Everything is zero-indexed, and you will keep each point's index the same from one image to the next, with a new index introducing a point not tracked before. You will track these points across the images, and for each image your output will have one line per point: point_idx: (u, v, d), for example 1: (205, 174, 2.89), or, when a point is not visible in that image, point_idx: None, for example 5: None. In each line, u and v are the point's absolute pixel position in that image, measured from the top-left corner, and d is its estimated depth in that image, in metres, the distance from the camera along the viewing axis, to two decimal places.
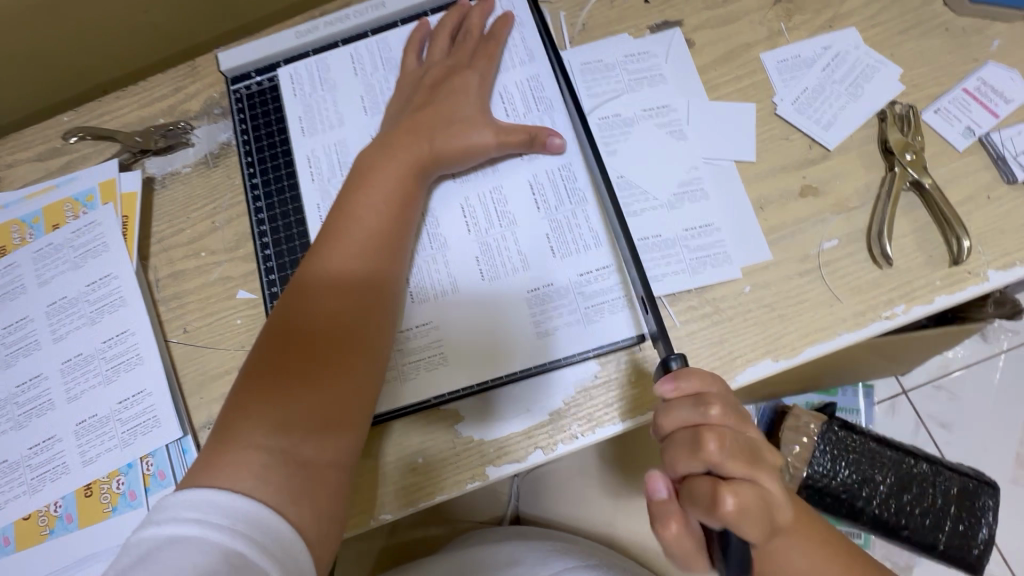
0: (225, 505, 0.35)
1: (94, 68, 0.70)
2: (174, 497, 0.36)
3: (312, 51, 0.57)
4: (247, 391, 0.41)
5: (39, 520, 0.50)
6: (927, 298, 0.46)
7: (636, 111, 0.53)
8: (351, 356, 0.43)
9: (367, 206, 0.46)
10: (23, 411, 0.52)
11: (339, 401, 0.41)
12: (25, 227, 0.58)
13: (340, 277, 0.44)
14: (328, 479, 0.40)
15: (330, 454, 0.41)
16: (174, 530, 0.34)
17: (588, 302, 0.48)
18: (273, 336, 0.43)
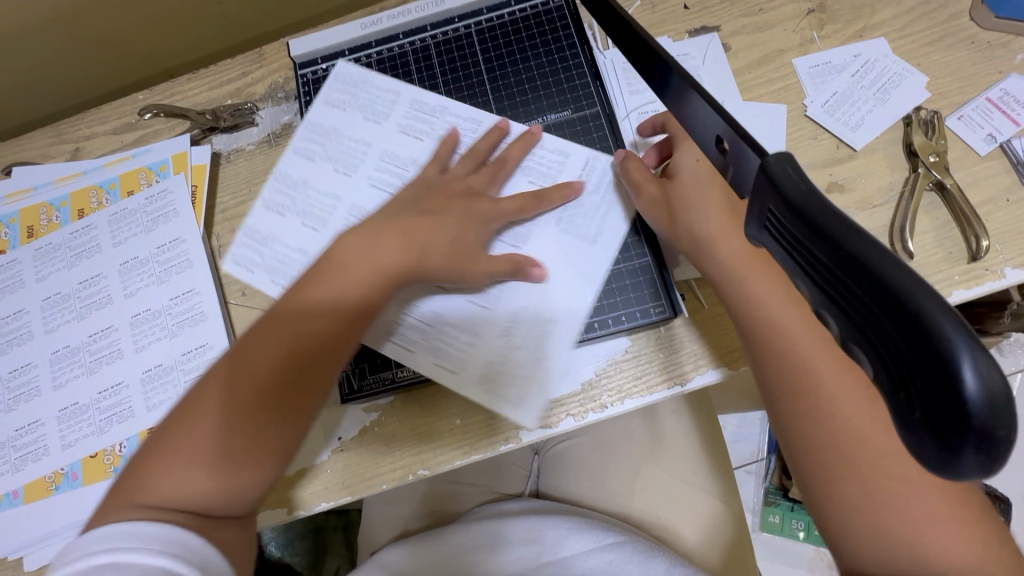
0: (150, 534, 0.35)
1: (166, 53, 0.76)
2: (82, 537, 0.36)
3: (374, 42, 0.62)
4: (184, 424, 0.40)
5: (104, 458, 0.54)
6: (945, 291, 0.49)
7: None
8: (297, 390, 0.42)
9: (345, 266, 0.47)
10: (94, 358, 0.56)
11: (255, 451, 0.41)
12: (102, 193, 0.63)
13: (304, 330, 0.44)
14: (231, 526, 0.41)
15: (237, 502, 0.41)
16: (89, 562, 0.34)
17: (624, 275, 0.51)
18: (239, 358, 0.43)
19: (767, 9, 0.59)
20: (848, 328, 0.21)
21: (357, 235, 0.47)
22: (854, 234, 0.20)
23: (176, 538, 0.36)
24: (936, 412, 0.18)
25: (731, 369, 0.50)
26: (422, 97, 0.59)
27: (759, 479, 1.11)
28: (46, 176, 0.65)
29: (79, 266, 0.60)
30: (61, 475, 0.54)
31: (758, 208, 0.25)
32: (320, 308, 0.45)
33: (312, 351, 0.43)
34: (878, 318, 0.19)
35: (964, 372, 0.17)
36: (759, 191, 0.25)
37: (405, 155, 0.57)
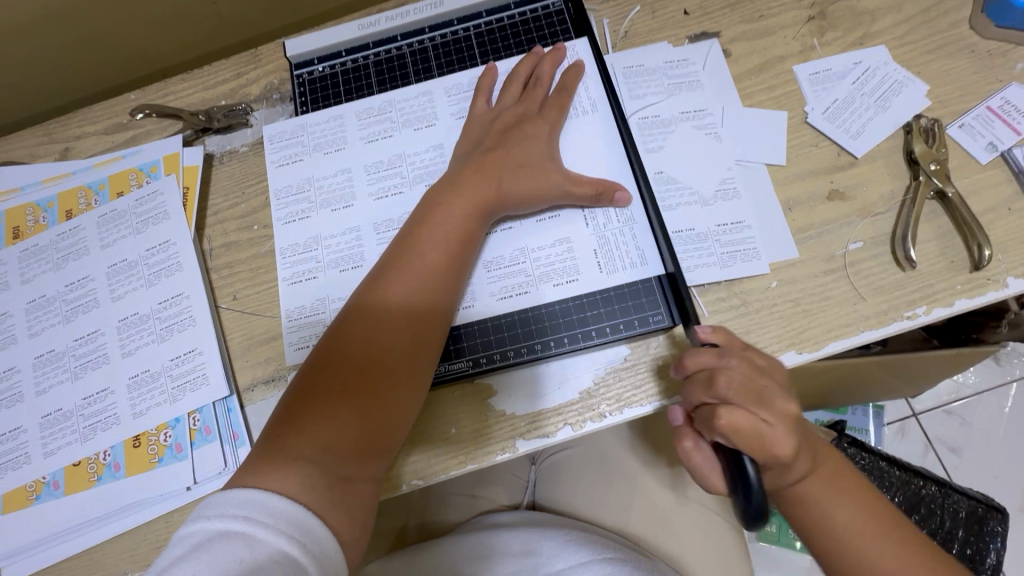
0: (270, 506, 0.36)
1: (160, 52, 0.75)
2: (223, 493, 0.37)
3: (372, 44, 0.62)
4: (315, 397, 0.42)
5: (88, 467, 0.52)
6: (948, 301, 0.48)
7: (670, 113, 0.56)
8: (394, 358, 0.44)
9: (430, 240, 0.48)
10: (79, 363, 0.55)
11: (378, 417, 0.43)
12: (91, 193, 0.61)
13: (406, 293, 0.46)
14: (362, 493, 0.42)
15: (368, 470, 0.42)
16: (226, 525, 0.35)
17: (625, 284, 0.51)
18: (339, 338, 0.45)
19: (767, 15, 0.58)
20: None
21: (442, 217, 0.49)
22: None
23: (301, 522, 0.36)
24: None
25: None
26: (362, 106, 0.59)
27: None
28: (34, 176, 0.63)
29: (66, 268, 0.58)
30: (43, 485, 0.52)
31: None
32: (422, 274, 0.47)
33: (417, 312, 0.46)
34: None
35: (752, 475, 0.39)
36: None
37: (394, 167, 0.56)
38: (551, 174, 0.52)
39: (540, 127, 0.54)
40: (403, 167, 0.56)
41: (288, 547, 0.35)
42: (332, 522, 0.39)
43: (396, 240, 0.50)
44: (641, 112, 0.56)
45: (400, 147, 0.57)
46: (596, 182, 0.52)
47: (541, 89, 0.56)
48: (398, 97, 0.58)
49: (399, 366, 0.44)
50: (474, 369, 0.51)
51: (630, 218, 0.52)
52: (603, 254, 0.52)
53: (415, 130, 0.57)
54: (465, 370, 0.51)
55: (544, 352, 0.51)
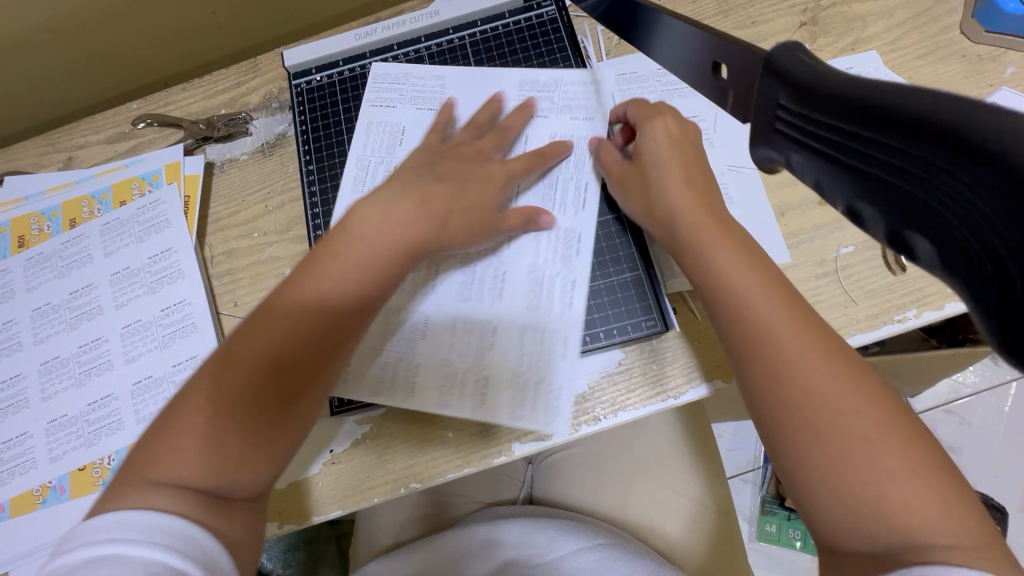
0: (137, 522, 0.33)
1: (163, 61, 0.76)
2: (86, 523, 0.34)
3: (368, 53, 0.62)
4: (199, 406, 0.38)
5: (93, 471, 0.53)
6: (939, 304, 0.49)
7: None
8: (307, 366, 0.41)
9: (365, 239, 0.45)
10: (83, 369, 0.56)
11: (275, 431, 0.39)
12: (94, 203, 0.62)
13: (315, 300, 0.42)
14: (242, 511, 0.39)
15: (250, 488, 0.39)
16: (114, 548, 0.32)
17: (623, 291, 0.52)
18: (250, 339, 0.41)
19: (760, 21, 0.59)
20: (879, 192, 0.25)
21: (384, 218, 0.47)
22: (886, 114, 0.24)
23: (178, 531, 0.33)
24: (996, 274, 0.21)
25: (726, 381, 0.50)
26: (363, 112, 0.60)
27: (754, 487, 1.11)
28: (38, 185, 0.65)
29: (70, 276, 0.59)
30: (49, 489, 0.53)
31: (769, 107, 0.31)
32: (342, 277, 0.43)
33: (323, 323, 0.42)
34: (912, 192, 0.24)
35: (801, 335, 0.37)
36: (766, 89, 0.31)
37: (392, 139, 0.59)
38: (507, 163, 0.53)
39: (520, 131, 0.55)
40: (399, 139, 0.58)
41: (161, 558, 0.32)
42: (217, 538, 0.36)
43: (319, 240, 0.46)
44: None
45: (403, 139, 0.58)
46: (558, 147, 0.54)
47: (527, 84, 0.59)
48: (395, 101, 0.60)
49: (305, 383, 0.41)
50: None
51: (605, 215, 0.54)
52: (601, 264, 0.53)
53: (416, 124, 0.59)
54: None
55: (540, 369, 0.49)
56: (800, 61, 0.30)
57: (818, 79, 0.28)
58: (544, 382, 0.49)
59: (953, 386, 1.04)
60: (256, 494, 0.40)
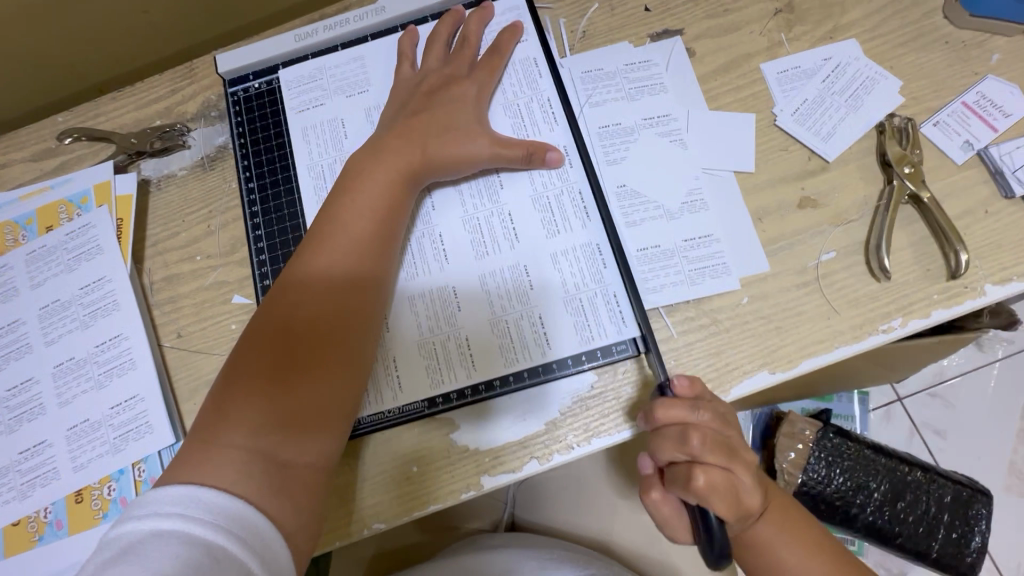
0: (206, 501, 0.34)
1: (93, 67, 0.70)
2: (156, 490, 0.35)
3: (311, 54, 0.58)
4: (244, 384, 0.40)
5: (28, 526, 0.49)
6: (924, 311, 0.46)
7: (634, 119, 0.53)
8: (324, 329, 0.42)
9: (356, 211, 0.46)
10: (13, 415, 0.51)
11: (306, 394, 0.40)
12: (19, 229, 0.57)
13: (330, 264, 0.44)
14: (307, 478, 0.39)
15: (307, 456, 0.40)
16: (157, 523, 0.33)
17: (599, 265, 0.49)
18: (260, 320, 0.42)
19: (732, 9, 0.55)
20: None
21: (367, 192, 0.47)
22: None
23: (240, 516, 0.35)
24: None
25: None
26: (306, 114, 0.56)
27: None
28: None
29: None
30: None
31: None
32: (346, 236, 0.45)
33: (342, 283, 0.44)
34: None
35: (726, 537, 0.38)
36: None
37: (335, 135, 0.55)
38: (476, 138, 0.50)
39: (472, 135, 0.50)
40: (342, 133, 0.55)
41: (224, 542, 0.33)
42: (270, 513, 0.36)
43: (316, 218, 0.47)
44: (601, 120, 0.53)
45: (343, 142, 0.55)
46: (525, 143, 0.50)
47: (467, 52, 0.54)
48: (331, 92, 0.56)
49: (330, 337, 0.42)
50: (431, 408, 0.48)
51: (571, 186, 0.51)
52: (573, 236, 0.49)
53: (357, 119, 0.55)
54: (421, 409, 0.48)
55: (519, 371, 0.48)
56: None
57: None
58: (543, 331, 0.48)
59: (937, 372, 1.04)
60: (316, 462, 0.40)
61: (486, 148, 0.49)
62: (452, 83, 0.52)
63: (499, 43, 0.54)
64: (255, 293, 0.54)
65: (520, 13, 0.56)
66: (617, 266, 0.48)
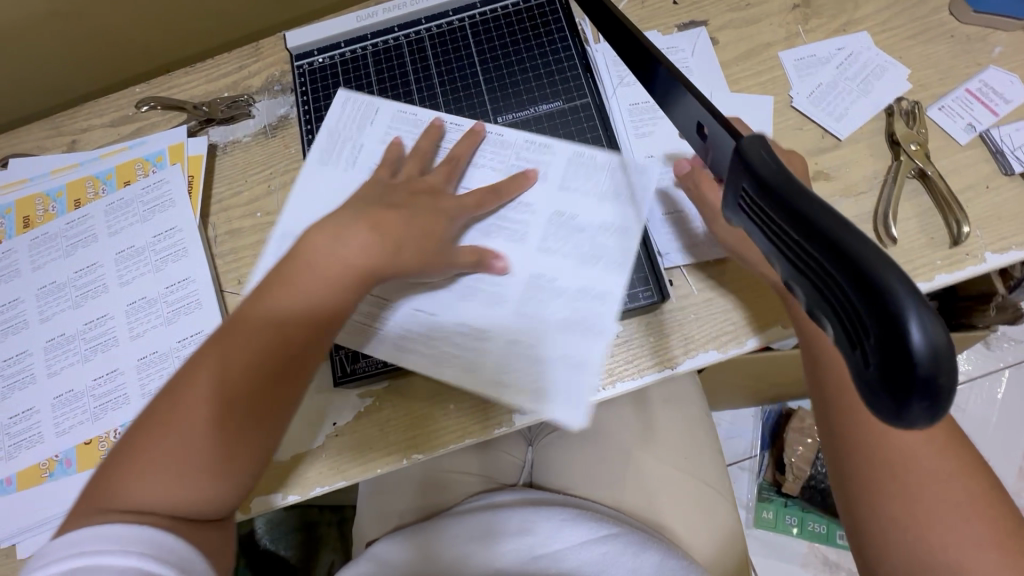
0: (109, 534, 0.35)
1: (165, 48, 0.77)
2: (58, 539, 0.35)
3: (369, 34, 0.64)
4: (148, 428, 0.40)
5: (98, 445, 0.54)
6: (928, 275, 0.50)
7: (638, 100, 0.59)
8: (257, 391, 0.41)
9: (314, 267, 0.44)
10: (89, 345, 0.57)
11: (236, 448, 0.41)
12: (99, 183, 0.63)
13: (285, 313, 0.43)
14: (208, 529, 0.41)
15: (220, 504, 0.41)
16: (74, 563, 0.34)
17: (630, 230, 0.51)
18: (218, 367, 0.41)
19: (753, 4, 0.60)
20: (791, 271, 0.23)
21: (339, 246, 0.45)
22: (810, 202, 0.22)
23: (153, 539, 0.36)
24: (891, 367, 0.19)
25: (721, 351, 0.51)
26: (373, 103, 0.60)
27: (752, 475, 1.13)
28: (43, 167, 0.65)
29: (75, 255, 0.60)
30: (55, 463, 0.54)
31: (733, 188, 0.26)
32: (300, 299, 0.43)
33: (290, 341, 0.43)
34: (824, 279, 0.21)
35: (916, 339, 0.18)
36: (734, 172, 0.26)
37: (364, 116, 0.60)
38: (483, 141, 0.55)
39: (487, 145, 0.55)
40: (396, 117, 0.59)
41: (145, 565, 0.35)
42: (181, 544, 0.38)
43: (279, 262, 0.46)
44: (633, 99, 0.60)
45: (397, 120, 0.59)
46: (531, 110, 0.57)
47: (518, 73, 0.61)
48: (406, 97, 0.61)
49: (254, 396, 0.41)
50: None
51: (597, 167, 0.54)
52: (576, 218, 0.52)
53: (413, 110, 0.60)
54: None
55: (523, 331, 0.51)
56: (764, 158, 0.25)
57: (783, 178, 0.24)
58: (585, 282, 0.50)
59: None
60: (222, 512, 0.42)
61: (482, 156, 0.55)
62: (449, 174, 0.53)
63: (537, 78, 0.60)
64: None
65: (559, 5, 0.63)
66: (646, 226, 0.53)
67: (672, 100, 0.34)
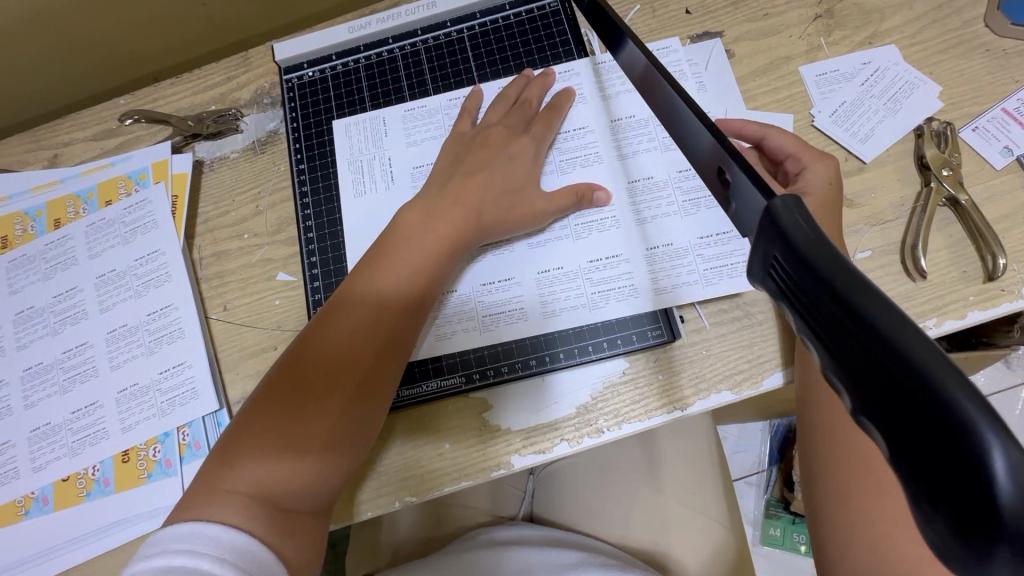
0: (211, 535, 0.36)
1: (152, 56, 0.73)
2: (163, 531, 0.36)
3: (362, 46, 0.61)
4: (251, 417, 0.41)
5: (77, 482, 0.51)
6: (960, 313, 0.46)
7: (643, 118, 0.54)
8: (355, 365, 0.43)
9: (410, 245, 0.47)
10: (67, 376, 0.54)
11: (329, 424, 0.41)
12: (80, 202, 0.60)
13: (381, 289, 0.45)
14: (307, 525, 0.41)
15: (316, 492, 0.41)
16: (168, 559, 0.34)
17: (641, 267, 0.51)
18: (313, 343, 0.43)
19: (772, 14, 0.56)
20: (831, 360, 0.20)
21: (427, 228, 0.48)
22: (859, 285, 0.19)
23: (246, 550, 0.36)
24: (966, 505, 0.16)
25: (735, 393, 0.47)
26: (379, 119, 0.58)
27: (759, 491, 1.10)
28: (22, 184, 0.62)
29: (54, 279, 0.57)
30: (32, 500, 0.52)
31: (761, 253, 0.23)
32: (396, 280, 0.46)
33: (385, 317, 0.45)
34: (880, 382, 0.18)
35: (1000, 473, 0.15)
36: (764, 234, 0.23)
37: (375, 132, 0.58)
38: (523, 139, 0.53)
39: (525, 145, 0.53)
40: (404, 134, 0.57)
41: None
42: (278, 549, 0.38)
43: (369, 251, 0.49)
44: (637, 108, 0.55)
45: (403, 139, 0.57)
46: (551, 117, 0.54)
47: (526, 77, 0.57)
48: (407, 109, 0.58)
49: (350, 370, 0.43)
50: (467, 385, 0.50)
51: (632, 187, 0.53)
52: (621, 236, 0.52)
53: (418, 127, 0.58)
54: (458, 386, 0.50)
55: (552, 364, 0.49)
56: (803, 226, 0.21)
57: (827, 251, 0.21)
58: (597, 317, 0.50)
59: None
60: (320, 506, 0.42)
61: (533, 162, 0.53)
62: (512, 138, 0.53)
63: (543, 72, 0.57)
64: (300, 271, 0.56)
65: (561, 16, 0.60)
66: (655, 257, 0.51)
67: (688, 133, 0.31)
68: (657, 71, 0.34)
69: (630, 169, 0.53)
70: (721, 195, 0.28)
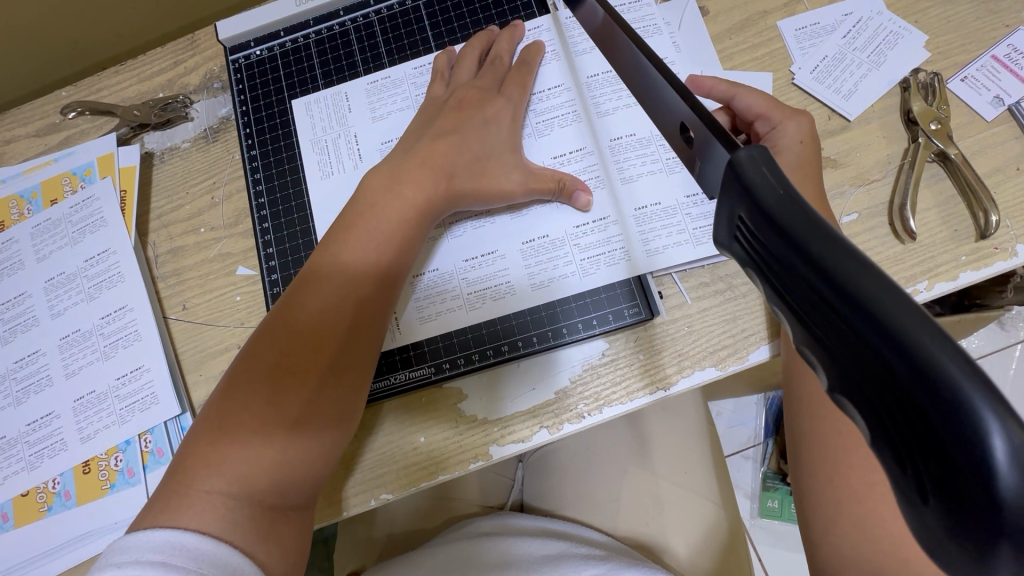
0: (190, 547, 0.33)
1: (96, 42, 0.69)
2: (136, 536, 0.33)
3: (312, 21, 0.58)
4: (218, 407, 0.39)
5: (37, 497, 0.49)
6: (951, 274, 0.44)
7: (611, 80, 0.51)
8: (325, 341, 0.40)
9: (378, 214, 0.44)
10: (21, 386, 0.51)
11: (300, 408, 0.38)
12: (24, 202, 0.57)
13: (350, 260, 0.42)
14: (289, 524, 0.39)
15: (293, 483, 0.39)
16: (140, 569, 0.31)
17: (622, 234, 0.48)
18: (277, 325, 0.40)
19: None
20: (807, 335, 0.18)
21: (399, 196, 0.45)
22: (834, 246, 0.17)
23: (225, 562, 0.33)
24: (956, 492, 0.14)
25: (719, 368, 0.45)
26: (340, 91, 0.55)
27: (755, 464, 1.08)
28: None
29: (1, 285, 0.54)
30: None
31: (726, 214, 0.20)
32: (363, 257, 0.43)
33: (354, 290, 0.42)
34: (860, 360, 0.16)
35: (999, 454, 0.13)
36: (727, 193, 0.20)
37: (338, 108, 0.55)
38: (500, 103, 0.50)
39: (500, 109, 0.50)
40: (366, 104, 0.54)
41: None
42: (257, 552, 0.35)
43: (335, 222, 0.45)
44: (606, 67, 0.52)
45: (365, 109, 0.54)
46: (524, 79, 0.51)
47: (491, 36, 0.54)
48: (369, 79, 0.55)
49: (320, 347, 0.40)
50: (438, 375, 0.48)
51: (613, 147, 0.50)
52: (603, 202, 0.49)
53: (383, 96, 0.54)
54: (428, 377, 0.48)
55: (531, 344, 0.47)
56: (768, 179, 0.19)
57: (793, 205, 0.18)
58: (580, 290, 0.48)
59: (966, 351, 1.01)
60: (303, 502, 0.40)
61: (509, 127, 0.50)
62: (483, 100, 0.50)
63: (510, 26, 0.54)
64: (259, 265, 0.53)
65: None
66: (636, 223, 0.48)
67: (648, 83, 0.28)
68: (618, 24, 0.31)
69: (602, 132, 0.51)
70: (686, 153, 0.25)
